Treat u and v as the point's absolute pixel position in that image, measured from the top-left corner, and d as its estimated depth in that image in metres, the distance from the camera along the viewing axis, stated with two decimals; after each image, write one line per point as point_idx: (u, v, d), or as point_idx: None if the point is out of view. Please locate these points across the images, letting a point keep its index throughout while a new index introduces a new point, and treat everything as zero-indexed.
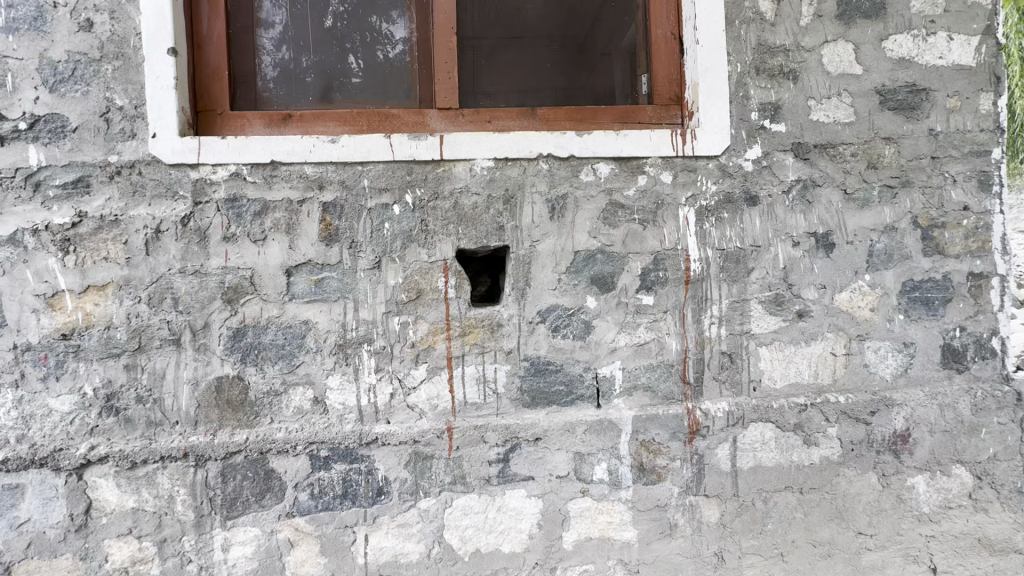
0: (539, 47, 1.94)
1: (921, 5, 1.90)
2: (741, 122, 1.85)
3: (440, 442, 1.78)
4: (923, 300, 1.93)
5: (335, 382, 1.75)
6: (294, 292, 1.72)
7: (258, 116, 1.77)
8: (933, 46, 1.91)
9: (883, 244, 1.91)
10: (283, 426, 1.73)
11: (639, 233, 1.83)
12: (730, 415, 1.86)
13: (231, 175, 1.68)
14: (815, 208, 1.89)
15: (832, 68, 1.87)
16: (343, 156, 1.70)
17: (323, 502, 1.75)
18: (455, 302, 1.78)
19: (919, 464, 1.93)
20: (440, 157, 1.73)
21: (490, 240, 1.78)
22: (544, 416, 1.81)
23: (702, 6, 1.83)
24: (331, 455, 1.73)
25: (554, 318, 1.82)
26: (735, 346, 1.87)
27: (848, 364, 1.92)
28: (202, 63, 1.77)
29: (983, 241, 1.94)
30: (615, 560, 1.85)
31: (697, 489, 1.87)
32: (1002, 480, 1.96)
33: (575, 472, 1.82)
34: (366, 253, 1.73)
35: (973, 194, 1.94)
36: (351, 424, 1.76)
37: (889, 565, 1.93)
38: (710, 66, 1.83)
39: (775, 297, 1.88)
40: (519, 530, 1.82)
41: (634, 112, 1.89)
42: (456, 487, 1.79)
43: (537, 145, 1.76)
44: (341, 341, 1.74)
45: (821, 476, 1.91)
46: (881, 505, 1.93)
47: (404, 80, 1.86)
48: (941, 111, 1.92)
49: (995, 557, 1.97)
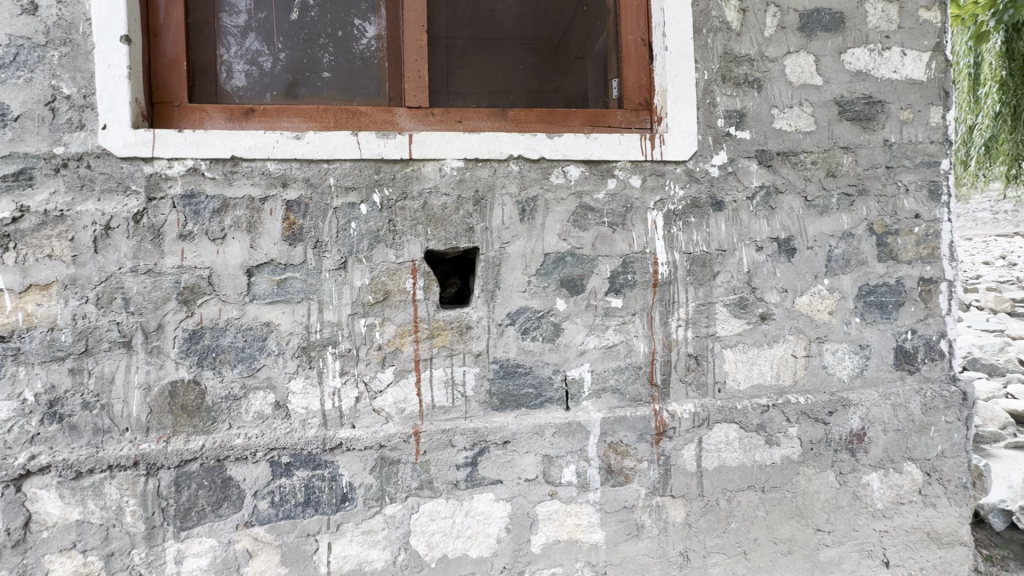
0: (512, 47, 1.93)
1: (877, 20, 1.96)
2: (708, 128, 1.87)
3: (406, 446, 1.74)
4: (878, 304, 2.00)
5: (298, 386, 1.70)
6: (255, 293, 1.66)
7: (219, 110, 1.69)
8: (888, 60, 1.97)
9: (842, 249, 1.97)
10: (242, 431, 1.67)
11: (608, 236, 1.83)
12: (696, 416, 1.88)
13: (188, 171, 1.61)
14: (778, 214, 1.93)
15: (794, 78, 1.92)
16: (308, 153, 1.65)
17: (284, 510, 1.69)
18: (423, 304, 1.75)
19: (874, 462, 2.00)
20: (408, 156, 1.70)
21: (458, 241, 1.75)
22: (513, 419, 1.80)
23: (672, 12, 1.84)
24: (293, 461, 1.68)
25: (523, 320, 1.80)
26: (700, 348, 1.90)
27: (808, 366, 1.97)
28: (158, 53, 1.69)
29: (933, 247, 2.02)
30: (582, 562, 1.85)
31: (663, 490, 1.89)
32: (949, 476, 2.05)
33: (543, 474, 1.82)
34: (332, 254, 1.69)
35: (924, 203, 2.01)
36: (315, 429, 1.71)
37: (845, 560, 1.99)
38: (679, 72, 1.84)
39: (739, 300, 1.91)
40: (486, 534, 1.80)
41: (604, 115, 1.89)
42: (423, 492, 1.76)
43: (507, 146, 1.75)
44: (304, 343, 1.69)
45: (783, 475, 1.95)
46: (838, 502, 1.98)
47: (372, 78, 1.82)
48: (895, 123, 1.98)
49: (943, 550, 2.05)
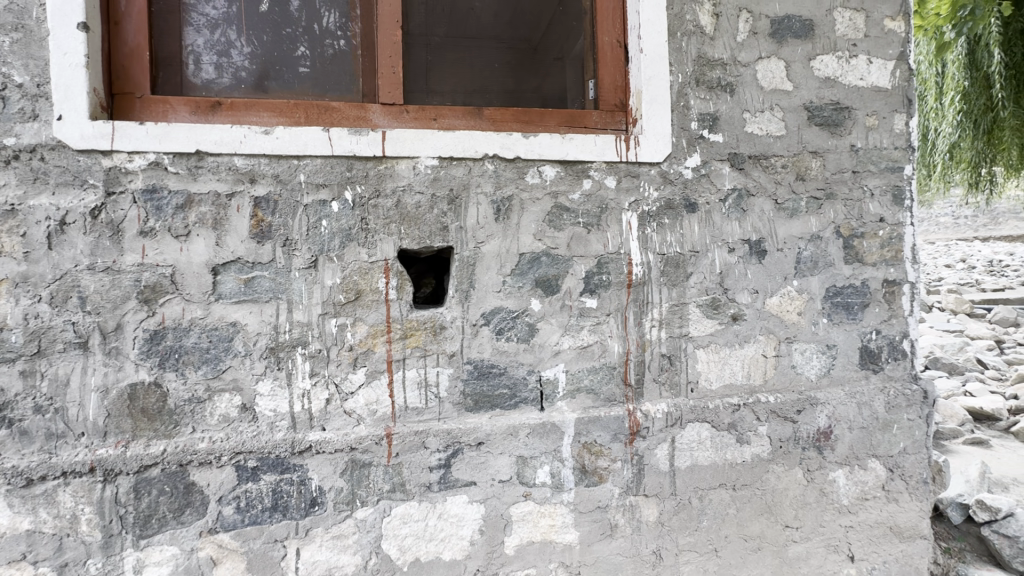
0: (489, 46, 1.90)
1: (845, 28, 2.01)
2: (682, 131, 1.88)
3: (378, 448, 1.70)
4: (845, 305, 2.04)
5: (266, 388, 1.65)
6: (221, 292, 1.60)
7: (183, 102, 1.62)
8: (855, 68, 2.02)
9: (810, 251, 2.00)
10: (206, 435, 1.61)
11: (583, 236, 1.83)
12: (669, 416, 1.89)
13: (150, 165, 1.54)
14: (750, 216, 1.95)
15: (765, 83, 1.94)
16: (276, 149, 1.60)
17: (250, 515, 1.64)
18: (396, 304, 1.71)
19: (840, 459, 2.04)
20: (382, 153, 1.67)
21: (433, 241, 1.73)
22: (487, 420, 1.78)
23: (647, 15, 1.85)
24: (260, 465, 1.63)
25: (498, 320, 1.79)
26: (674, 348, 1.91)
27: (778, 365, 2.00)
28: (119, 41, 1.61)
29: (897, 250, 2.08)
30: (556, 563, 1.84)
31: (636, 489, 1.89)
32: (911, 471, 2.11)
33: (517, 475, 1.80)
34: (301, 252, 1.64)
35: (889, 208, 2.07)
36: (283, 432, 1.66)
37: (813, 555, 2.03)
38: (654, 75, 1.85)
39: (711, 301, 1.93)
40: (459, 537, 1.78)
41: (580, 116, 1.89)
42: (395, 495, 1.73)
43: (482, 145, 1.73)
44: (272, 344, 1.64)
45: (753, 473, 1.98)
46: (806, 499, 2.02)
47: (344, 73, 1.77)
48: (861, 129, 2.03)
49: (905, 543, 2.11)
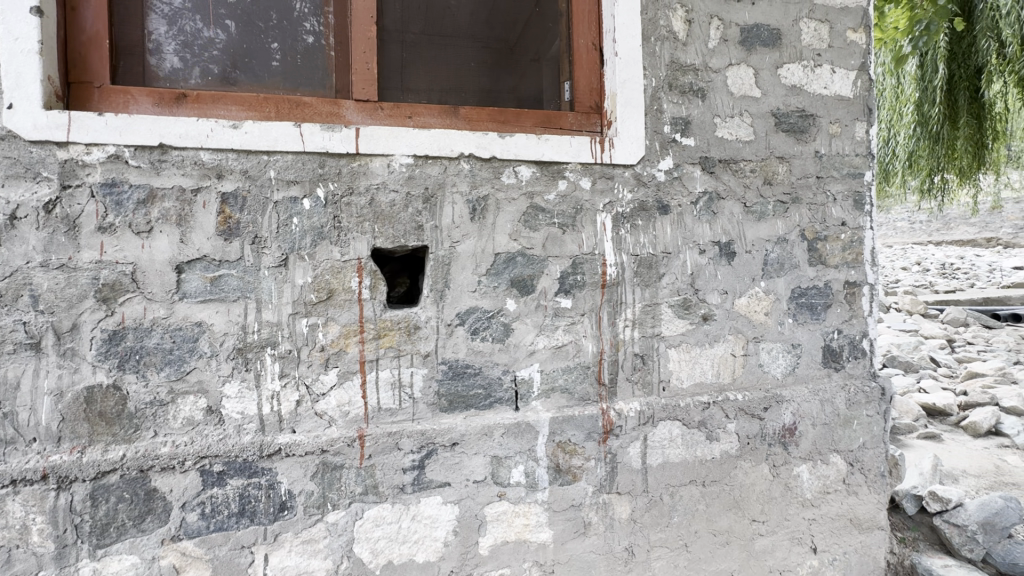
0: (465, 45, 1.89)
1: (811, 38, 2.08)
2: (655, 134, 1.92)
3: (350, 450, 1.67)
4: (809, 305, 2.12)
5: (232, 390, 1.60)
6: (186, 291, 1.55)
7: (146, 93, 1.56)
8: (819, 77, 2.09)
9: (777, 253, 2.07)
10: (169, 439, 1.55)
11: (558, 237, 1.84)
12: (642, 415, 1.92)
13: (109, 158, 1.48)
14: (720, 218, 2.00)
15: (735, 89, 2.00)
16: (245, 143, 1.56)
17: (215, 522, 1.59)
18: (369, 304, 1.69)
19: (804, 455, 2.11)
20: (355, 150, 1.64)
21: (407, 240, 1.71)
22: (461, 421, 1.77)
23: (622, 19, 1.87)
24: (227, 469, 1.58)
25: (473, 320, 1.78)
26: (647, 348, 1.94)
27: (746, 364, 2.05)
28: (76, 28, 1.54)
29: (857, 253, 2.16)
30: (530, 562, 1.85)
31: (609, 487, 1.91)
32: (869, 465, 2.20)
33: (491, 475, 1.80)
34: (271, 251, 1.60)
35: (850, 212, 2.15)
36: (251, 435, 1.61)
37: (777, 548, 2.09)
38: (628, 78, 1.88)
39: (683, 301, 1.97)
40: (433, 538, 1.76)
41: (555, 117, 1.90)
42: (368, 497, 1.70)
43: (458, 144, 1.72)
44: (239, 344, 1.59)
45: (722, 469, 2.03)
46: (772, 493, 2.08)
47: (316, 67, 1.73)
48: (825, 136, 2.11)
49: (863, 534, 2.20)
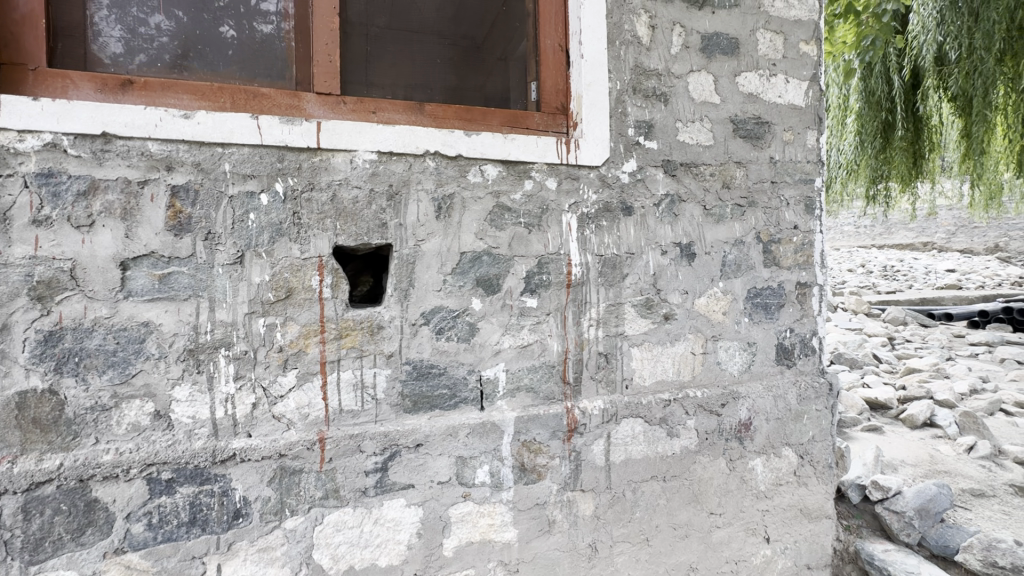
0: (431, 40, 1.85)
1: (767, 48, 2.16)
2: (619, 137, 1.95)
3: (309, 454, 1.62)
4: (764, 305, 2.20)
5: (183, 393, 1.52)
6: (131, 290, 1.46)
7: (87, 78, 1.46)
8: (774, 86, 2.18)
9: (734, 255, 2.14)
10: (112, 446, 1.46)
11: (524, 237, 1.84)
12: (605, 412, 1.95)
13: (46, 146, 1.37)
14: (681, 220, 2.05)
15: (696, 96, 2.05)
16: (197, 135, 1.48)
17: (164, 532, 1.51)
18: (330, 303, 1.64)
19: (758, 449, 2.19)
20: (316, 145, 1.59)
21: (371, 238, 1.67)
22: (425, 421, 1.75)
23: (588, 22, 1.89)
24: (176, 477, 1.50)
25: (438, 320, 1.76)
26: (610, 347, 1.97)
27: (705, 362, 2.12)
28: (8, 5, 1.42)
29: (808, 255, 2.27)
30: (494, 562, 1.84)
31: (573, 485, 1.93)
32: (818, 457, 2.31)
33: (455, 476, 1.79)
34: (225, 247, 1.53)
35: (802, 216, 2.25)
36: (202, 441, 1.53)
37: (733, 539, 2.17)
38: (593, 80, 1.90)
39: (645, 301, 2.01)
40: (396, 541, 1.73)
41: (521, 117, 1.89)
42: (328, 502, 1.65)
43: (423, 141, 1.69)
44: (191, 345, 1.51)
45: (681, 464, 2.08)
46: (728, 486, 2.15)
47: (275, 57, 1.66)
48: (779, 142, 2.20)
49: (812, 523, 2.31)
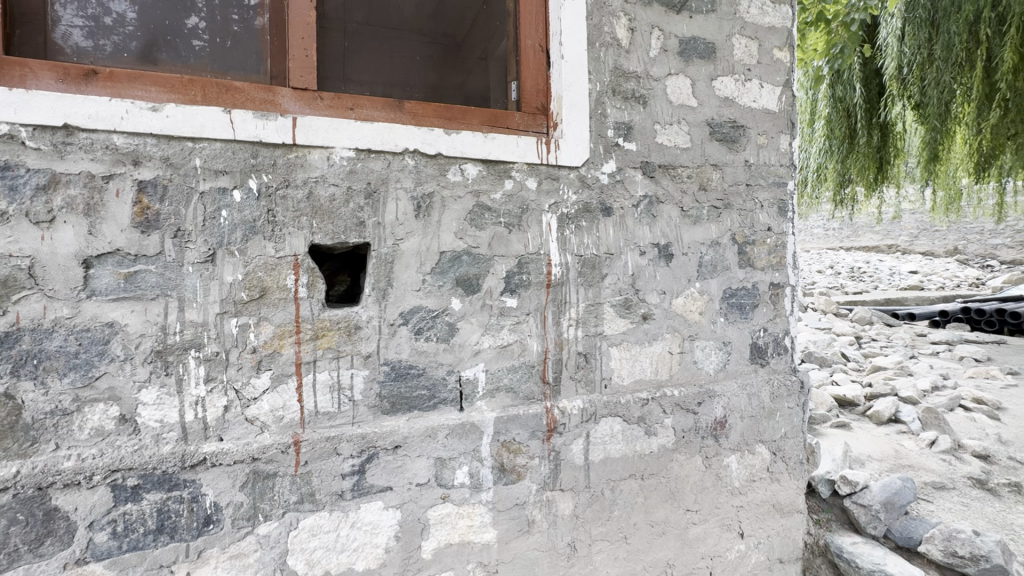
0: (410, 38, 1.83)
1: (742, 54, 2.21)
2: (599, 138, 1.96)
3: (284, 457, 1.58)
4: (738, 305, 2.24)
5: (150, 396, 1.46)
6: (94, 289, 1.40)
7: (47, 67, 1.35)
8: (749, 91, 2.22)
9: (710, 256, 2.17)
10: (74, 452, 1.39)
11: (504, 236, 1.83)
12: (585, 412, 1.96)
13: (2, 138, 1.30)
14: (659, 222, 2.07)
15: (674, 98, 2.08)
16: (167, 128, 1.43)
17: (129, 541, 1.45)
18: (306, 303, 1.60)
19: (733, 446, 2.23)
20: (292, 141, 1.55)
21: (348, 236, 1.63)
22: (404, 422, 1.72)
23: (568, 23, 1.89)
24: (142, 483, 1.44)
25: (417, 320, 1.73)
26: (590, 346, 1.98)
27: (682, 361, 2.14)
28: None
29: (781, 256, 2.32)
30: (474, 563, 1.83)
31: (553, 485, 1.93)
32: (790, 454, 2.36)
33: (434, 477, 1.77)
34: (196, 245, 1.48)
35: (775, 218, 2.30)
36: (171, 445, 1.48)
37: (709, 535, 2.20)
38: (573, 81, 1.90)
39: (624, 301, 2.03)
40: (373, 545, 1.70)
41: (502, 116, 1.85)
42: (304, 506, 1.62)
43: (403, 139, 1.67)
44: (159, 347, 1.46)
45: (659, 462, 2.10)
46: (704, 483, 2.19)
47: (248, 50, 1.61)
48: (754, 146, 2.24)
49: (784, 518, 2.36)
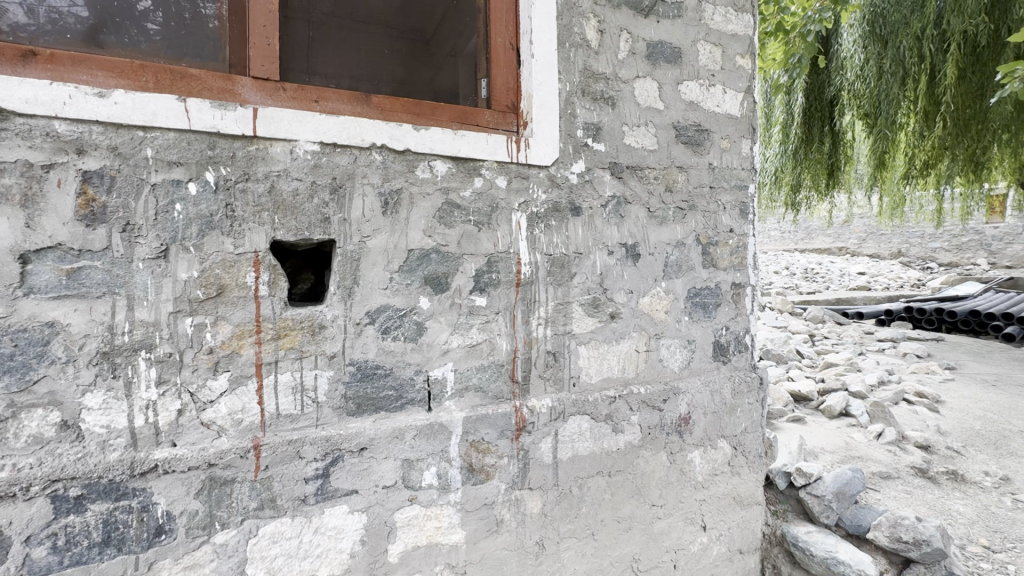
0: (377, 30, 1.76)
1: (706, 59, 2.26)
2: (568, 138, 1.96)
3: (242, 462, 1.51)
4: (702, 304, 2.30)
5: (95, 400, 1.37)
6: (33, 286, 1.30)
7: None
8: (713, 96, 2.28)
9: (676, 256, 2.22)
10: (8, 462, 1.29)
11: (473, 235, 1.81)
12: (554, 410, 1.96)
13: None
14: (626, 222, 2.10)
15: (641, 100, 2.11)
16: (115, 116, 1.34)
17: (72, 555, 1.35)
18: (267, 302, 1.54)
19: (696, 441, 2.29)
20: (253, 133, 1.48)
21: (312, 233, 1.58)
22: (370, 424, 1.68)
23: (538, 22, 1.89)
24: (86, 494, 1.35)
25: (383, 320, 1.69)
26: (559, 345, 1.98)
27: (648, 359, 2.18)
28: None
29: (742, 257, 2.39)
30: (441, 565, 1.80)
31: (521, 483, 1.93)
32: (750, 448, 2.44)
33: (402, 479, 1.73)
34: (146, 240, 1.39)
35: (737, 220, 2.37)
36: (119, 452, 1.39)
37: (673, 529, 2.25)
38: (544, 80, 1.90)
39: (592, 300, 2.04)
40: (338, 550, 1.65)
41: (472, 114, 1.83)
42: (264, 512, 1.55)
43: (370, 133, 1.62)
44: (105, 347, 1.37)
45: (626, 459, 2.13)
46: (669, 478, 2.23)
47: (204, 35, 1.52)
48: (717, 149, 2.30)
49: (744, 510, 2.44)
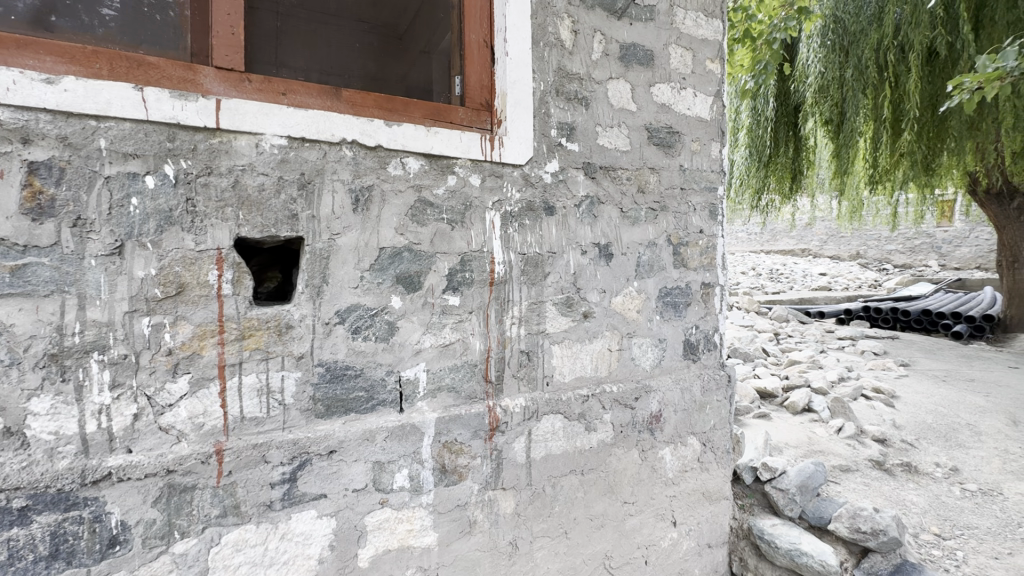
0: (347, 27, 1.74)
1: (677, 63, 2.29)
2: (543, 137, 1.96)
3: (203, 468, 1.45)
4: (673, 304, 2.33)
5: (41, 405, 1.28)
6: None
7: None
8: (684, 99, 2.31)
9: (648, 256, 2.24)
10: None
11: (446, 233, 1.79)
12: (527, 410, 1.95)
13: None
14: (599, 222, 2.11)
15: (615, 102, 2.12)
16: (65, 104, 1.26)
17: (15, 572, 1.26)
18: (231, 301, 1.48)
19: (667, 438, 2.32)
20: (216, 125, 1.42)
21: (279, 229, 1.52)
22: (339, 426, 1.63)
23: (513, 19, 1.87)
24: (32, 505, 1.27)
25: (354, 320, 1.65)
26: (533, 345, 1.98)
27: (620, 358, 2.20)
28: None
29: (711, 257, 2.44)
30: (413, 568, 1.77)
31: (494, 484, 1.91)
32: (718, 444, 2.49)
33: (372, 482, 1.69)
34: (99, 235, 1.31)
35: (706, 221, 2.41)
36: (68, 461, 1.31)
37: (644, 526, 2.27)
38: (518, 78, 1.89)
39: (566, 299, 2.04)
40: (305, 557, 1.60)
41: (445, 111, 1.78)
42: (227, 520, 1.49)
43: (340, 129, 1.58)
44: (53, 350, 1.28)
45: (598, 457, 2.14)
46: (640, 476, 2.26)
47: (163, 22, 1.44)
48: (688, 152, 2.33)
49: (713, 504, 2.49)
